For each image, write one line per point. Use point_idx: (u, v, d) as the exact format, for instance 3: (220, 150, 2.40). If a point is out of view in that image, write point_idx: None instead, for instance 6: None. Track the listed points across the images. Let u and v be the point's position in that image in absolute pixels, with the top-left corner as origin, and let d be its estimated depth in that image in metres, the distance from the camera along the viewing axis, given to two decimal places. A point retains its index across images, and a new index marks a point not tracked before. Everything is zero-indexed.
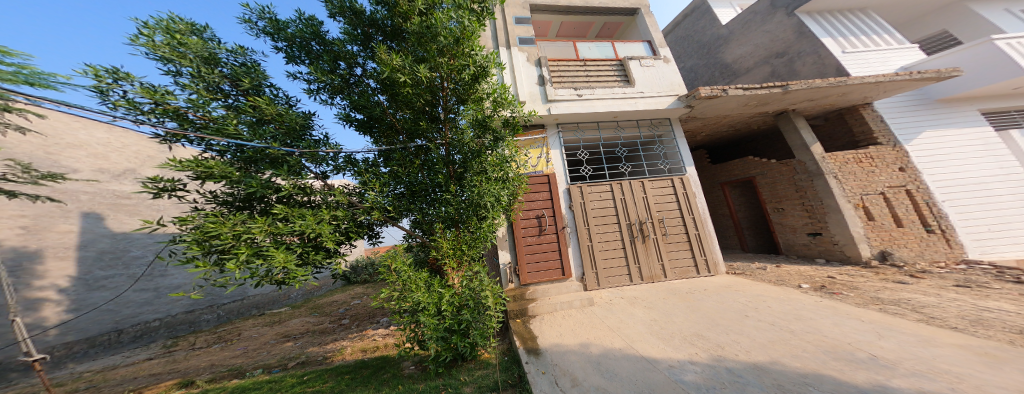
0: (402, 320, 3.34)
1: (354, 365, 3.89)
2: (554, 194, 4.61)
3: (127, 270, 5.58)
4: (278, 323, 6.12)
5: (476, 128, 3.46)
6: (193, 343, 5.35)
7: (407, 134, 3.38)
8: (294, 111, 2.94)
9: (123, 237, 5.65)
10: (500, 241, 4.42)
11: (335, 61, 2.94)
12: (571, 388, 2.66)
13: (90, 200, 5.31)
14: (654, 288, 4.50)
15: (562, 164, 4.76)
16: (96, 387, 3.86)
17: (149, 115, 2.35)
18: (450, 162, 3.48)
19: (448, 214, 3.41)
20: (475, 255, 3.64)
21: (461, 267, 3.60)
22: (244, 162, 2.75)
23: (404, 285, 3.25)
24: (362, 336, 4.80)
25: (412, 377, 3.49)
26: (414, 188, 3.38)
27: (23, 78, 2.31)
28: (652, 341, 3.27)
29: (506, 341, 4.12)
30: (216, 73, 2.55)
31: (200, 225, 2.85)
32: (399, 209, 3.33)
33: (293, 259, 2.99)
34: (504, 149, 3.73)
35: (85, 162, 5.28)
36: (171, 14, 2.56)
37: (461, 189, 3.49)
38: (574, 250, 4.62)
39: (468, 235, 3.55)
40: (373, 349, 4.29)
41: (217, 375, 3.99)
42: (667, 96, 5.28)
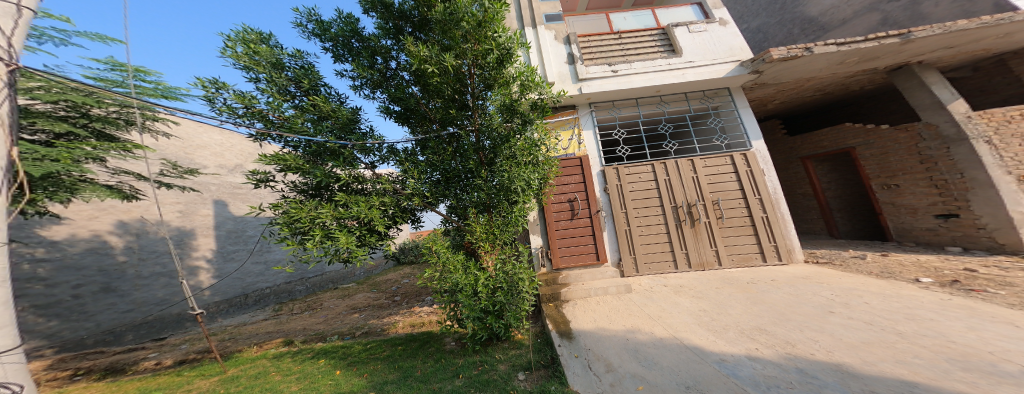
0: (442, 298, 3.58)
1: (405, 338, 4.35)
2: (587, 177, 4.46)
3: (246, 246, 7.26)
4: (347, 296, 7.14)
5: (504, 112, 3.57)
6: (291, 309, 6.62)
7: (440, 122, 3.61)
8: (344, 107, 3.41)
9: (240, 220, 7.31)
10: (532, 226, 4.43)
11: (373, 57, 3.30)
12: (604, 374, 2.56)
13: (217, 190, 6.96)
14: (705, 277, 4.10)
15: (596, 146, 4.63)
16: (233, 338, 5.07)
17: (243, 118, 3.01)
18: (480, 150, 3.65)
19: (480, 199, 3.59)
20: (507, 237, 3.76)
21: (494, 249, 3.72)
22: (311, 156, 3.32)
23: (443, 265, 3.50)
24: (411, 312, 5.33)
25: (455, 352, 3.74)
26: (448, 174, 3.63)
27: (161, 93, 3.14)
28: (701, 332, 2.93)
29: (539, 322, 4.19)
30: (284, 77, 3.02)
31: (285, 211, 3.48)
32: (436, 195, 3.60)
33: (353, 241, 3.48)
34: (532, 133, 3.77)
35: (210, 160, 6.86)
36: (245, 26, 3.03)
37: (492, 174, 3.62)
38: (611, 234, 4.46)
39: (500, 220, 3.66)
40: (420, 324, 4.73)
41: (308, 337, 4.87)
42: (723, 64, 4.70)
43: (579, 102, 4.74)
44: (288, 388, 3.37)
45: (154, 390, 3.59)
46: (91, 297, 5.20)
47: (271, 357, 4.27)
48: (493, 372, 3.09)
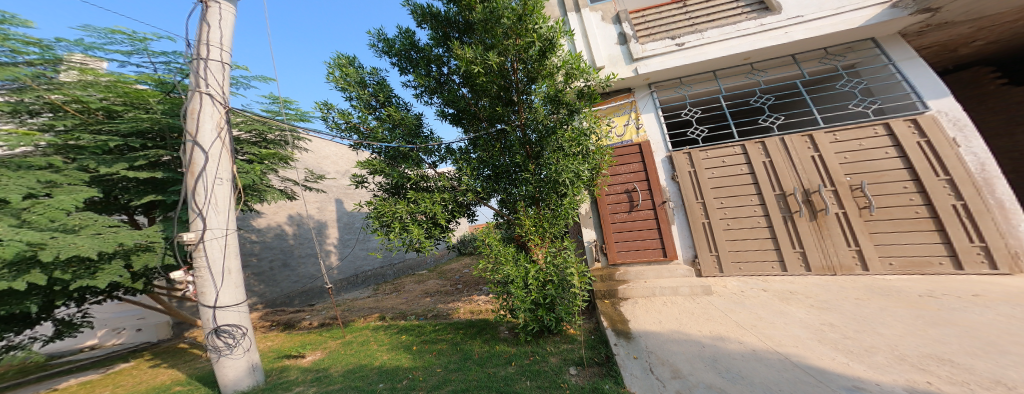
0: (497, 291, 3.48)
1: (465, 323, 4.74)
2: (647, 162, 4.59)
3: (352, 234, 9.61)
4: (422, 281, 8.38)
5: (550, 104, 3.55)
6: (385, 289, 8.21)
7: (487, 120, 3.88)
8: (410, 114, 4.06)
9: (348, 214, 9.57)
10: (584, 219, 4.75)
11: (429, 65, 3.94)
12: (670, 380, 2.15)
13: (337, 189, 9.35)
14: (838, 283, 3.56)
15: (660, 135, 4.72)
16: (352, 309, 6.56)
17: (344, 131, 3.92)
18: (528, 144, 3.71)
19: (529, 192, 3.59)
20: (557, 231, 3.63)
21: (541, 243, 3.59)
22: (390, 159, 4.03)
23: (495, 258, 3.45)
24: (470, 300, 5.78)
25: (511, 341, 3.79)
26: (497, 170, 3.83)
27: (299, 117, 4.45)
28: (822, 351, 2.17)
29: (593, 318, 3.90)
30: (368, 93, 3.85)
31: (375, 208, 4.12)
32: (489, 190, 3.81)
33: (424, 234, 3.91)
34: (580, 122, 3.67)
35: (330, 166, 9.19)
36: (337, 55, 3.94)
37: (540, 168, 3.59)
38: (681, 227, 4.45)
39: (549, 214, 3.59)
40: (478, 312, 5.14)
41: (395, 315, 5.83)
42: (845, 12, 4.18)
43: (636, 83, 4.92)
44: (379, 356, 4.02)
45: (306, 343, 4.84)
46: (278, 269, 7.42)
47: (372, 329, 5.24)
48: (544, 363, 2.99)
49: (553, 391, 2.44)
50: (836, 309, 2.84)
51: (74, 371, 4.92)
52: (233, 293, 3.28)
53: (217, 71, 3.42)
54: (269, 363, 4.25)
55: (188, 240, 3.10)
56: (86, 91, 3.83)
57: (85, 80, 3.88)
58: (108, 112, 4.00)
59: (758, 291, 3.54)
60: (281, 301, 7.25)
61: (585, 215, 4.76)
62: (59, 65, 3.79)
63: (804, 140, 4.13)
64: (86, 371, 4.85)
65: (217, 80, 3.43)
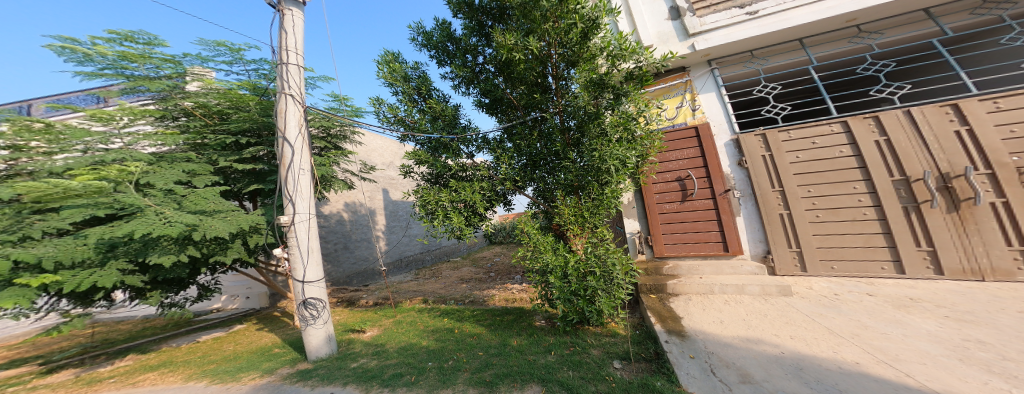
0: (535, 279, 3.38)
1: (501, 310, 4.89)
2: (705, 145, 4.13)
3: (400, 222, 10.53)
4: (457, 270, 9.14)
5: (593, 89, 3.33)
6: (427, 273, 9.11)
7: (525, 108, 3.86)
8: (449, 106, 4.22)
9: (395, 203, 10.45)
10: (626, 209, 4.52)
11: (466, 56, 4.04)
12: (738, 385, 1.90)
13: (386, 180, 10.19)
14: (990, 293, 2.80)
15: (724, 115, 4.21)
16: (403, 290, 7.25)
17: (393, 125, 4.20)
18: (567, 131, 3.56)
19: (567, 181, 3.44)
20: (596, 222, 3.41)
21: (580, 232, 3.40)
22: (433, 151, 4.24)
23: (531, 248, 3.35)
24: (504, 289, 6.00)
25: (550, 331, 3.73)
26: (534, 158, 3.80)
27: (356, 113, 4.88)
28: (965, 374, 1.71)
29: (638, 314, 3.67)
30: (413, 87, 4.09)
31: (420, 196, 4.23)
32: (526, 177, 3.78)
33: (464, 221, 3.98)
34: (627, 106, 3.42)
35: (380, 159, 9.97)
36: (384, 52, 4.20)
37: (580, 154, 3.44)
38: (749, 220, 3.97)
39: (588, 204, 3.37)
40: (513, 300, 5.32)
41: (437, 298, 6.28)
42: None
43: (694, 61, 4.45)
44: (425, 337, 4.30)
45: (366, 320, 5.42)
46: (342, 252, 8.39)
47: (418, 310, 5.67)
48: (585, 355, 2.89)
49: (598, 383, 2.35)
50: (984, 326, 2.22)
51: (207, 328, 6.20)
52: (315, 270, 3.78)
53: (292, 74, 3.86)
54: (338, 335, 4.81)
55: (283, 222, 3.67)
56: (206, 97, 4.69)
57: (206, 88, 4.76)
58: (218, 113, 4.78)
59: (859, 296, 2.95)
60: (344, 280, 8.22)
61: (628, 204, 4.52)
62: (186, 77, 4.72)
63: (944, 112, 3.27)
64: (216, 328, 6.14)
65: (292, 81, 3.86)
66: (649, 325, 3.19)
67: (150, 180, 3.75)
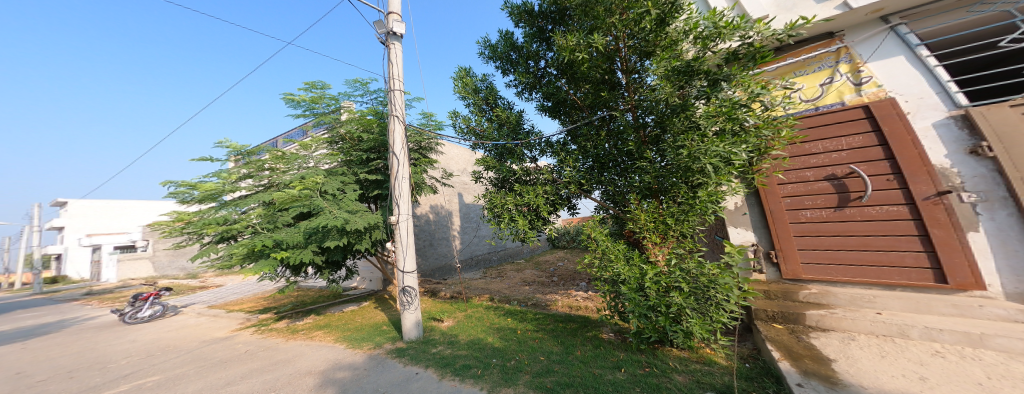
0: (607, 289, 3.11)
1: (566, 317, 4.76)
2: (886, 130, 3.28)
3: (471, 222, 11.16)
4: (520, 272, 9.30)
5: (675, 79, 2.98)
6: (493, 273, 9.47)
7: (590, 108, 3.73)
8: (513, 112, 4.33)
9: (467, 205, 11.14)
10: (733, 216, 3.98)
11: (528, 62, 4.10)
12: None
13: (461, 184, 10.96)
14: None
15: (928, 86, 3.25)
16: (471, 287, 7.68)
17: (465, 134, 4.49)
18: (642, 127, 3.27)
19: (645, 183, 3.10)
20: (678, 232, 2.92)
21: (660, 241, 2.99)
22: (497, 156, 4.40)
23: (599, 255, 3.16)
24: (569, 296, 5.86)
25: (623, 346, 3.45)
26: (602, 160, 3.60)
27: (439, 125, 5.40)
28: None
29: (751, 345, 3.11)
30: (480, 97, 4.33)
31: (488, 199, 4.41)
32: (593, 180, 3.60)
33: (527, 225, 3.97)
34: (730, 91, 2.93)
35: (455, 165, 10.79)
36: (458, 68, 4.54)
37: (658, 151, 3.12)
38: (1002, 237, 2.75)
39: (671, 209, 2.91)
40: (578, 307, 5.11)
41: (501, 298, 6.46)
42: None
43: (853, 21, 3.66)
44: (490, 334, 4.45)
45: (441, 311, 5.88)
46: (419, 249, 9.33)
47: (485, 307, 5.91)
48: (666, 379, 2.56)
49: None
50: None
51: (350, 301, 7.66)
52: (412, 261, 4.38)
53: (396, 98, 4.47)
54: None
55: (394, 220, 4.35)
56: (354, 127, 5.71)
57: (354, 118, 5.74)
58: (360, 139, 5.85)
59: None
60: (428, 273, 9.14)
61: (734, 210, 3.98)
62: (340, 110, 5.86)
63: None
64: (351, 303, 7.43)
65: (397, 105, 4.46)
66: (770, 362, 2.61)
67: (327, 187, 5.19)
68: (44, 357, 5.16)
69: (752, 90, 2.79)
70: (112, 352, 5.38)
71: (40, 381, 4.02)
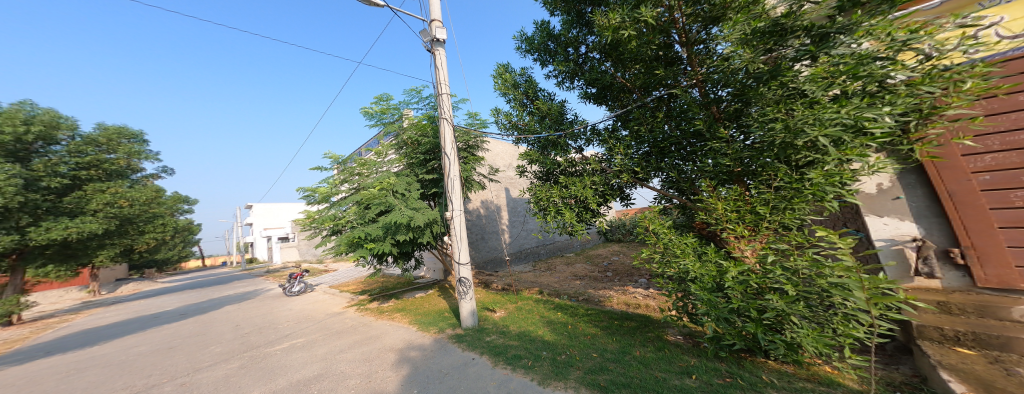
0: (673, 288, 2.75)
1: (622, 314, 4.54)
2: None
3: (520, 215, 11.32)
4: (571, 265, 9.22)
5: (756, 41, 2.53)
6: (542, 266, 9.53)
7: (642, 89, 3.43)
8: (554, 103, 4.22)
9: (515, 200, 11.32)
10: (873, 201, 3.13)
11: (567, 50, 3.94)
12: None
13: (507, 178, 11.17)
14: None
15: None
16: (523, 280, 7.83)
17: (508, 130, 4.52)
18: (709, 104, 2.86)
19: (723, 166, 2.60)
20: (775, 223, 2.30)
21: (747, 234, 2.41)
22: (541, 149, 4.34)
23: (662, 254, 2.85)
24: (625, 292, 5.60)
25: (696, 352, 3.11)
26: (660, 145, 3.26)
27: (482, 123, 5.56)
28: None
29: (908, 371, 2.54)
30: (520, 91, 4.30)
31: (533, 193, 4.37)
32: (653, 167, 3.31)
33: (575, 218, 3.81)
34: (855, 45, 2.27)
35: (501, 160, 11.01)
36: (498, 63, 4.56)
37: (736, 127, 2.62)
38: None
39: (762, 196, 2.32)
40: (635, 305, 4.84)
41: (551, 291, 6.47)
42: None
43: None
44: (540, 326, 4.47)
45: (494, 301, 6.12)
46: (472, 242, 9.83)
47: (536, 299, 5.98)
48: None
49: None
50: None
51: (419, 288, 8.50)
52: (466, 253, 4.63)
53: (445, 101, 4.68)
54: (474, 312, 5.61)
55: (449, 216, 4.58)
56: (414, 131, 6.21)
57: (413, 124, 6.22)
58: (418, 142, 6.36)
59: None
60: (481, 265, 9.59)
61: (878, 194, 3.10)
62: (402, 116, 6.41)
63: None
64: (419, 290, 8.24)
65: (445, 108, 4.68)
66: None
67: (398, 187, 5.89)
68: (204, 326, 6.81)
69: (894, 38, 2.13)
70: (243, 323, 6.83)
71: (211, 344, 5.37)
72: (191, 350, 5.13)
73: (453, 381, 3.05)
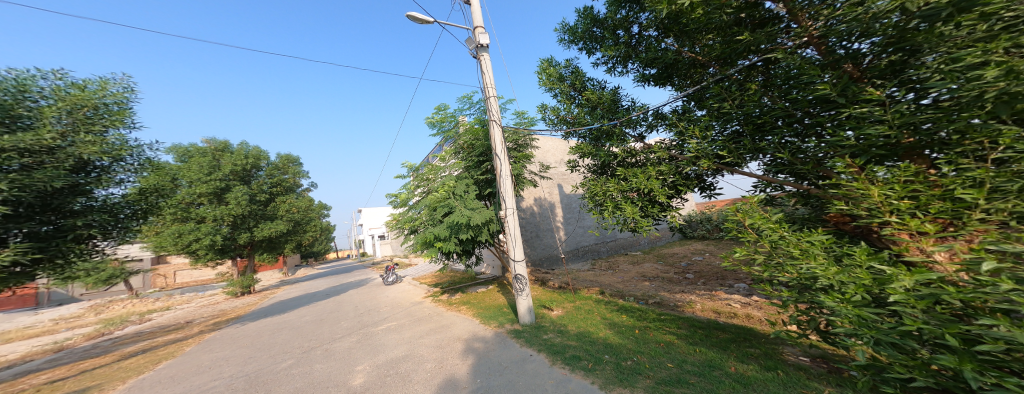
0: (791, 298, 1.91)
1: (707, 324, 3.99)
2: None
3: (577, 212, 10.98)
4: (638, 264, 8.60)
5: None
6: (604, 264, 9.11)
7: (721, 61, 2.91)
8: (607, 92, 3.96)
9: (572, 196, 11.04)
10: None
11: (616, 33, 3.65)
12: None
13: (562, 174, 10.96)
14: None
15: None
16: (587, 278, 7.61)
17: (557, 125, 4.42)
18: (836, 63, 2.04)
19: (879, 139, 1.73)
20: (1001, 215, 1.40)
21: (939, 232, 1.50)
22: (595, 141, 4.10)
23: (778, 262, 1.99)
24: (712, 298, 5.00)
25: (824, 380, 2.44)
26: (754, 121, 2.58)
27: (530, 120, 5.63)
28: None
29: None
30: (567, 84, 4.17)
31: (587, 188, 4.16)
32: (752, 148, 2.60)
33: (638, 212, 3.45)
34: None
35: (554, 157, 10.89)
36: (543, 59, 4.47)
37: (897, 83, 1.77)
38: None
39: (966, 174, 1.45)
40: (727, 314, 4.26)
41: (613, 292, 6.11)
42: None
43: None
44: (602, 328, 4.24)
45: (551, 299, 6.02)
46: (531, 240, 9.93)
47: (596, 300, 5.71)
48: None
49: None
50: None
51: (481, 283, 8.95)
52: (519, 251, 4.71)
53: (492, 103, 4.82)
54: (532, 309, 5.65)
55: (502, 214, 4.70)
56: (471, 136, 6.55)
57: (468, 129, 6.58)
58: (472, 145, 6.73)
59: None
60: (537, 262, 9.65)
61: None
62: (457, 122, 6.78)
63: None
64: (481, 285, 8.69)
65: (494, 109, 4.83)
66: None
67: (459, 189, 6.31)
68: (319, 308, 8.44)
69: None
70: (345, 308, 8.21)
71: (324, 323, 6.59)
72: (316, 326, 6.45)
73: (512, 375, 3.15)
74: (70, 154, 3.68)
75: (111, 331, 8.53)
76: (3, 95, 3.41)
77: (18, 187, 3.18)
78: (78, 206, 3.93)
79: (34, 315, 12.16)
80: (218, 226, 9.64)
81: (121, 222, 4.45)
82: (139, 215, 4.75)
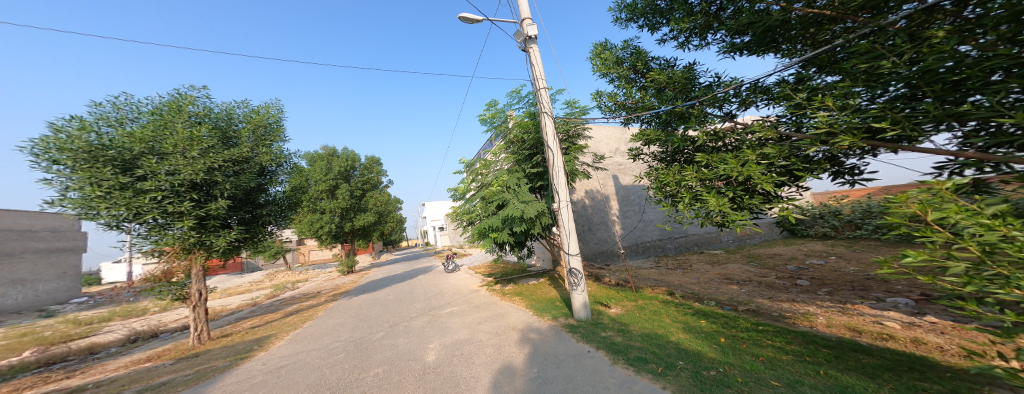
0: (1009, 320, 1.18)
1: (836, 341, 3.26)
2: None
3: (637, 204, 10.22)
4: (718, 265, 7.64)
5: None
6: (670, 262, 8.38)
7: (866, 8, 2.18)
8: (680, 69, 3.55)
9: (631, 187, 10.30)
10: None
11: (687, 2, 3.26)
12: None
13: (618, 164, 10.29)
14: None
15: None
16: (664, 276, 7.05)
17: (613, 112, 4.15)
18: None
19: None
20: None
21: None
22: (663, 125, 3.76)
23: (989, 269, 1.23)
24: (851, 312, 4.04)
25: None
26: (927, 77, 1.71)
27: (581, 109, 5.35)
28: None
29: None
30: (627, 67, 3.88)
31: (655, 178, 3.83)
32: (941, 115, 1.63)
33: (727, 203, 2.90)
34: None
35: (609, 146, 10.28)
36: (597, 42, 4.19)
37: None
38: None
39: None
40: (871, 331, 3.43)
41: (687, 293, 5.56)
42: None
43: None
44: (675, 332, 3.91)
45: (610, 297, 5.76)
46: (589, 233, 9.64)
47: (663, 300, 5.27)
48: None
49: None
50: None
51: (535, 275, 9.05)
52: (574, 245, 4.60)
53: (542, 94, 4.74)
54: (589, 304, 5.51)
55: (556, 207, 4.64)
56: (525, 129, 6.58)
57: (519, 122, 6.62)
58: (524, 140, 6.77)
59: None
60: (591, 256, 9.40)
61: None
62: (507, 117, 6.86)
63: None
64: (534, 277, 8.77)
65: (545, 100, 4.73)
66: None
67: (512, 182, 6.43)
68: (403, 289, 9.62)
69: None
70: (416, 290, 9.20)
71: (403, 303, 7.46)
72: (406, 304, 7.33)
73: (570, 368, 3.13)
74: (256, 162, 5.54)
75: (281, 293, 11.18)
76: (222, 123, 5.25)
77: (235, 186, 5.15)
78: (262, 200, 5.97)
79: (239, 278, 17.19)
80: (332, 216, 11.85)
81: (284, 211, 6.43)
82: (292, 207, 6.68)
